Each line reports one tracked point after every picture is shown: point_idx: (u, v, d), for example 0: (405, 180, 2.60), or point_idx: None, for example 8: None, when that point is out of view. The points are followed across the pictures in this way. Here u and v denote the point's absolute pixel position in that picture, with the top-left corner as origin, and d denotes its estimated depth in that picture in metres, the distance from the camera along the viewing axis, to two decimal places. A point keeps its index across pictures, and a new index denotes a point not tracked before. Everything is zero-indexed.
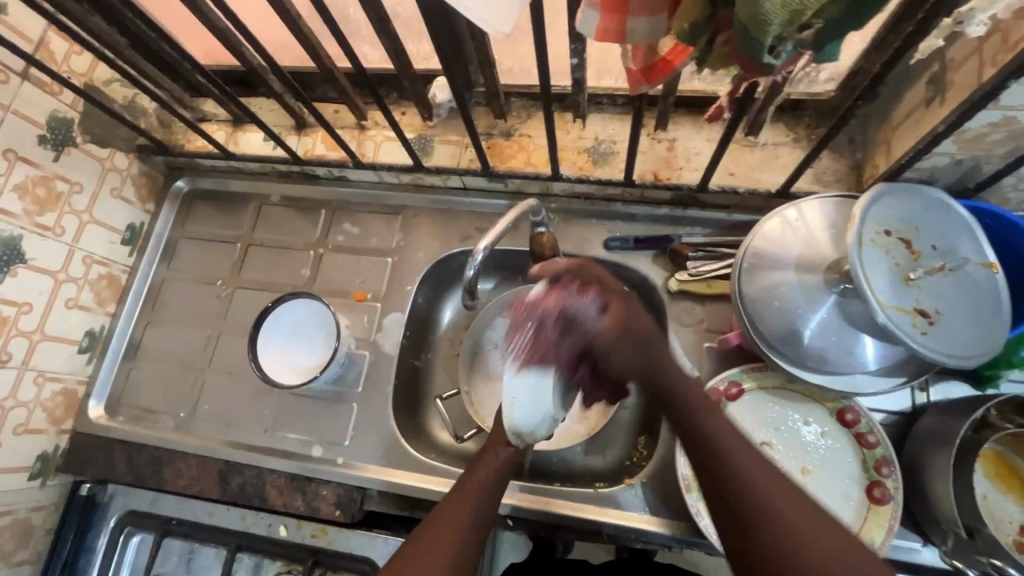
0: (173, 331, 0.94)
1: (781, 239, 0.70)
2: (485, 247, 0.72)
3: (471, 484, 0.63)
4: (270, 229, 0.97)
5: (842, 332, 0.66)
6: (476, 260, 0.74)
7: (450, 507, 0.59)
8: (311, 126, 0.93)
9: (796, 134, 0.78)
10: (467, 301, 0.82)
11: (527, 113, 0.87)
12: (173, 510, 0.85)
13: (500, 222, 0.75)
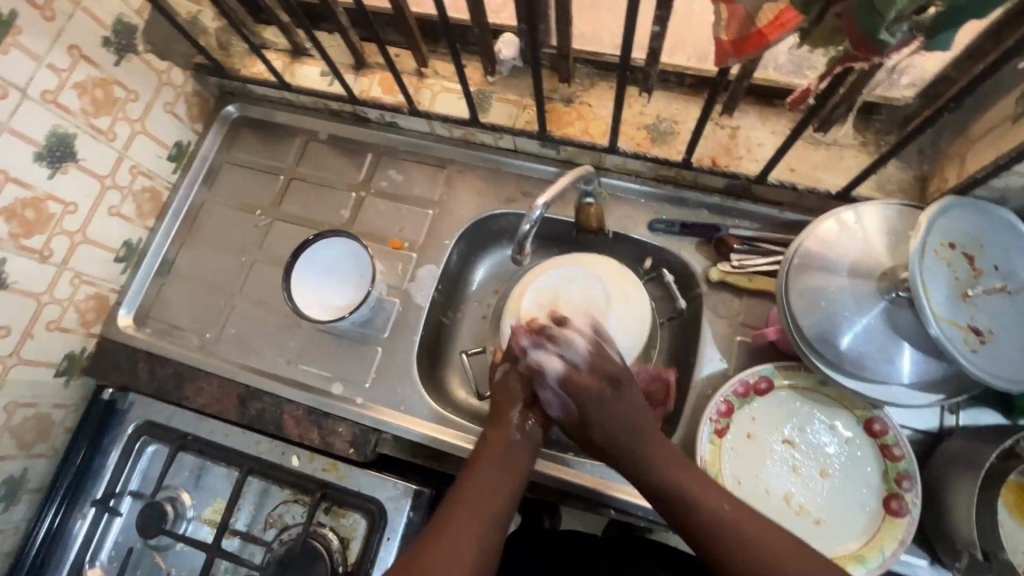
0: (208, 252, 0.95)
1: (838, 240, 0.68)
2: (543, 203, 0.71)
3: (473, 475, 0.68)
4: (315, 166, 0.97)
5: (885, 340, 0.65)
6: (533, 216, 0.73)
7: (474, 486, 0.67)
8: (370, 67, 0.92)
9: (865, 137, 0.76)
10: (515, 254, 0.79)
11: (591, 82, 0.85)
12: (189, 426, 0.85)
13: (558, 180, 0.74)
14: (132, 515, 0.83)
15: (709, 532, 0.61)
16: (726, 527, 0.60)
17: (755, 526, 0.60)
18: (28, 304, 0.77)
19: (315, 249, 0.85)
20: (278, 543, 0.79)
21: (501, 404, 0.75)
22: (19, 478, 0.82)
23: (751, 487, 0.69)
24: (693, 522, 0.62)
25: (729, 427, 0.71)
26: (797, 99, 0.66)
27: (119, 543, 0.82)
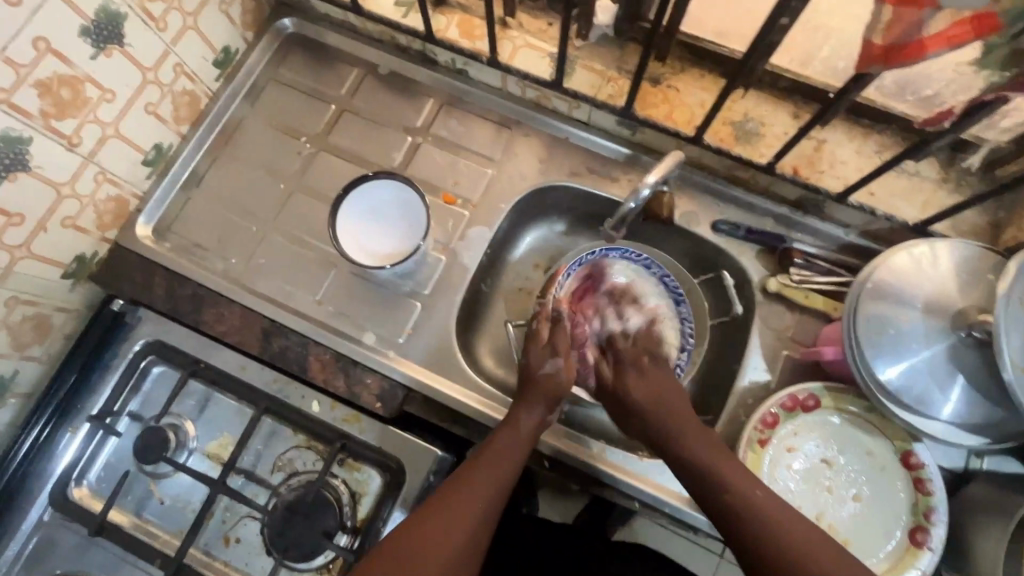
0: (241, 172, 0.88)
1: (913, 274, 0.68)
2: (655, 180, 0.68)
3: (504, 448, 0.70)
4: (371, 101, 0.91)
5: (945, 379, 0.65)
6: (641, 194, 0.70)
7: (487, 467, 0.69)
8: (450, 5, 0.86)
9: (948, 174, 0.76)
10: (608, 226, 0.80)
11: (682, 66, 0.82)
12: (203, 353, 0.80)
13: (664, 160, 0.69)
14: (128, 437, 0.78)
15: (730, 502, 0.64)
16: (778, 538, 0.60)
17: (820, 547, 0.59)
18: (46, 193, 0.69)
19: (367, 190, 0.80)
20: (286, 489, 0.75)
21: (534, 393, 0.74)
22: (9, 379, 0.75)
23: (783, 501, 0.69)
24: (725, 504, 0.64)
25: (771, 437, 0.71)
26: (933, 120, 0.63)
27: (110, 464, 0.78)
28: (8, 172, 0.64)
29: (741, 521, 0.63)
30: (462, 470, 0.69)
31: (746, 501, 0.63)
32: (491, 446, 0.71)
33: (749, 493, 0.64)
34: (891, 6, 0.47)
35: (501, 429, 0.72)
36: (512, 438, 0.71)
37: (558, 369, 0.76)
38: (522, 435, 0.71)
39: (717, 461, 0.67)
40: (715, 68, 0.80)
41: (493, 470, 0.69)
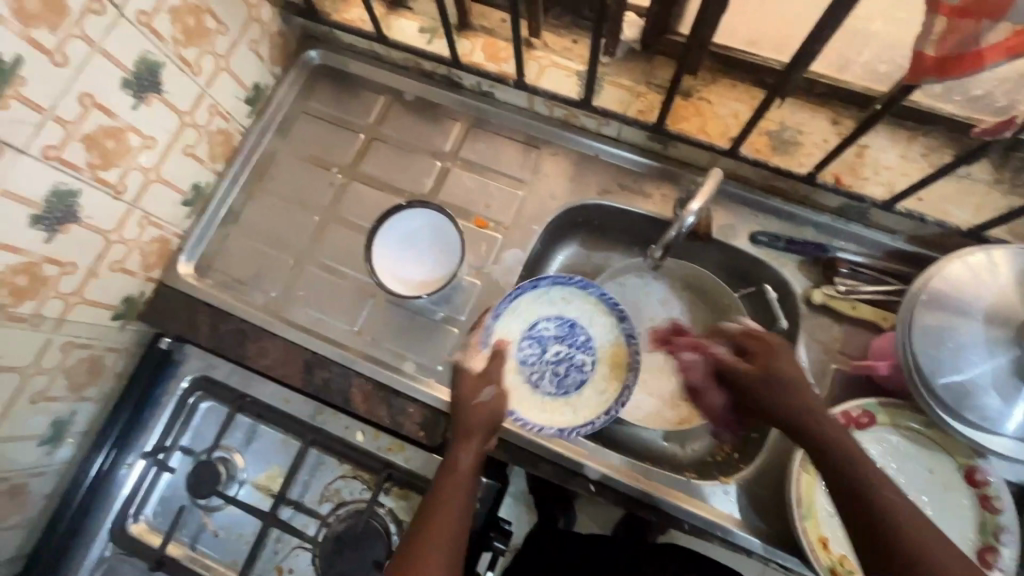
0: (276, 205, 0.89)
1: (971, 281, 0.65)
2: (698, 208, 0.67)
3: (451, 496, 0.67)
4: (399, 127, 0.91)
5: (1013, 395, 0.61)
6: (684, 221, 0.69)
7: (440, 519, 0.65)
8: (474, 30, 0.86)
9: (1000, 175, 0.73)
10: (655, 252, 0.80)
11: (713, 77, 0.80)
12: (249, 387, 0.81)
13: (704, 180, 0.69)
14: (180, 472, 0.81)
15: (851, 484, 0.59)
16: (894, 515, 0.56)
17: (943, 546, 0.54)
18: (95, 241, 0.71)
19: (397, 222, 0.80)
20: (335, 519, 0.76)
21: (466, 427, 0.70)
22: (67, 419, 0.77)
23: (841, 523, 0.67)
24: (843, 480, 0.59)
25: None
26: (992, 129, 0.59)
27: (165, 499, 0.80)
28: (60, 225, 0.66)
29: (857, 496, 0.58)
30: (414, 530, 0.65)
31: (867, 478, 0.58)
32: (435, 496, 0.67)
33: (869, 471, 0.59)
34: (946, 17, 0.45)
35: (439, 477, 0.68)
36: (457, 483, 0.68)
37: (492, 397, 0.74)
38: (463, 475, 0.68)
39: (836, 438, 0.62)
40: (750, 77, 0.78)
41: (445, 523, 0.65)
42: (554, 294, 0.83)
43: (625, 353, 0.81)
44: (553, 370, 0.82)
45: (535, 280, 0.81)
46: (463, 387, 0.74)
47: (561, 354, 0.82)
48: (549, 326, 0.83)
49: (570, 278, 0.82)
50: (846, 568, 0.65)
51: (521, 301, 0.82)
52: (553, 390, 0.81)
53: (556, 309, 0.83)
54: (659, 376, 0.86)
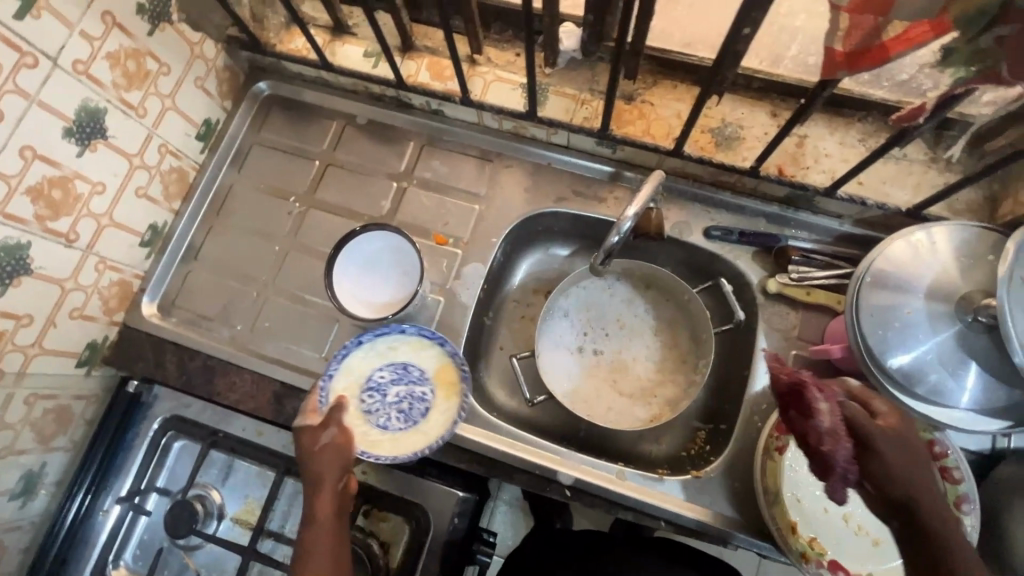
0: (236, 238, 0.90)
1: (912, 261, 0.67)
2: (633, 212, 0.69)
3: (316, 549, 0.64)
4: (353, 151, 0.92)
5: (960, 367, 0.63)
6: (622, 226, 0.71)
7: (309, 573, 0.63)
8: (418, 50, 0.87)
9: (935, 154, 0.75)
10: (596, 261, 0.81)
11: (654, 79, 0.82)
12: (220, 423, 0.82)
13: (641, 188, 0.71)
14: (158, 514, 0.80)
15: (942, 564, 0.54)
16: None
17: None
18: (51, 291, 0.71)
19: (359, 242, 0.81)
20: None
21: (313, 474, 0.67)
22: (37, 472, 0.77)
23: (808, 507, 0.68)
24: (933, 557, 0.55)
25: (788, 444, 0.70)
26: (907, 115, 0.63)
27: (144, 542, 0.80)
28: (11, 279, 0.66)
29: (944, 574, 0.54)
30: None
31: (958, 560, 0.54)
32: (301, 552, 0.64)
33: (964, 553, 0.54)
34: (849, 14, 0.47)
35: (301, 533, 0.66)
36: (318, 534, 0.65)
37: (334, 438, 0.70)
38: (324, 524, 0.65)
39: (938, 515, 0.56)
40: (688, 77, 0.80)
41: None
42: (381, 346, 0.78)
43: (452, 368, 0.77)
44: (397, 409, 0.76)
45: (354, 340, 0.76)
46: (304, 441, 0.69)
47: (402, 394, 0.77)
48: (382, 373, 0.77)
49: (388, 328, 0.77)
50: (815, 551, 0.66)
51: (350, 360, 0.77)
52: (403, 427, 0.75)
53: (386, 356, 0.78)
54: (627, 375, 0.88)
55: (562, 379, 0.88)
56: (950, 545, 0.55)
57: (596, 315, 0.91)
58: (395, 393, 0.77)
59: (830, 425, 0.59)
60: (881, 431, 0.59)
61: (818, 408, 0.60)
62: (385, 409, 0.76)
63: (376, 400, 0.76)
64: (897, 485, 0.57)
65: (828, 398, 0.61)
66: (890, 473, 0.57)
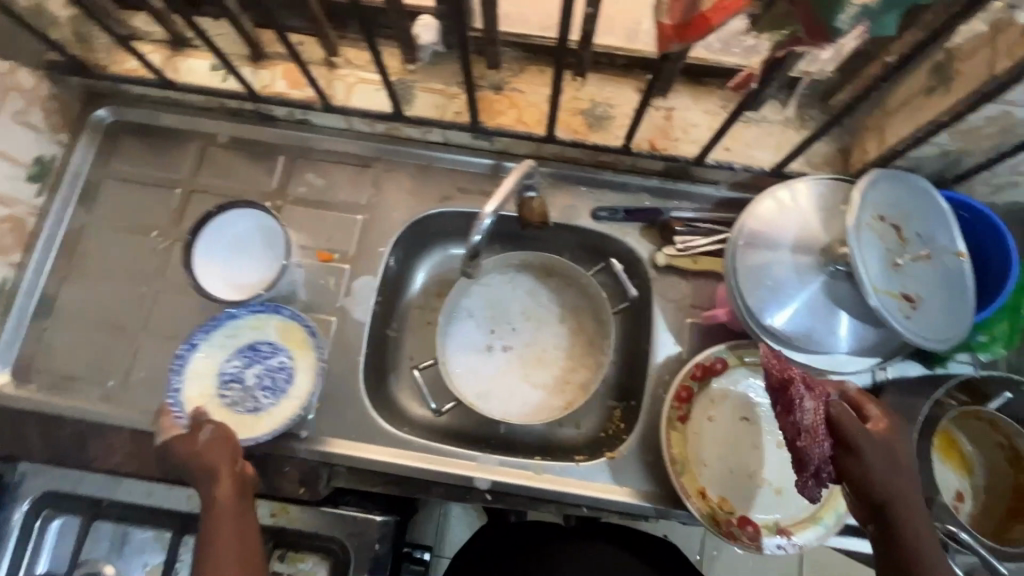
0: (96, 285, 0.81)
1: (779, 218, 0.70)
2: (492, 211, 0.66)
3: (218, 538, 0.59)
4: (217, 173, 0.85)
5: (827, 313, 0.67)
6: (483, 225, 0.67)
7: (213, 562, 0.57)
8: (270, 58, 0.81)
9: (789, 114, 0.78)
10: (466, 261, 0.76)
11: (520, 66, 0.81)
12: (103, 491, 0.73)
13: (503, 183, 0.69)
14: None
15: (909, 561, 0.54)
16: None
17: None
18: None
19: (219, 223, 0.76)
20: None
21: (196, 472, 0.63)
22: None
23: (716, 470, 0.71)
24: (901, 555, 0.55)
25: (690, 412, 0.73)
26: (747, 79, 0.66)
27: None
28: None
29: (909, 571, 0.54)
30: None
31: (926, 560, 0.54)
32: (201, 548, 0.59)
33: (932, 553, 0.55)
34: None
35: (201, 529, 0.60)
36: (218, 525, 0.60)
37: (212, 433, 0.66)
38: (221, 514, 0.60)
39: (911, 516, 0.56)
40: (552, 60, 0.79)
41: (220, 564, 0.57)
42: (222, 337, 0.75)
43: (296, 326, 0.76)
44: (260, 390, 0.73)
45: (188, 343, 0.73)
46: (180, 450, 0.65)
47: (259, 373, 0.74)
48: (232, 363, 0.74)
49: (219, 318, 0.75)
50: (725, 510, 0.68)
51: (194, 362, 0.73)
52: (274, 401, 0.73)
53: (231, 345, 0.75)
54: (539, 366, 0.87)
55: (474, 380, 0.86)
56: (918, 546, 0.55)
57: (499, 309, 0.89)
58: (253, 375, 0.74)
59: (810, 423, 0.56)
60: (865, 435, 0.57)
61: (802, 404, 0.56)
62: (249, 395, 0.73)
63: (236, 390, 0.73)
64: (875, 490, 0.56)
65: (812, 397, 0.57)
66: (870, 478, 0.56)
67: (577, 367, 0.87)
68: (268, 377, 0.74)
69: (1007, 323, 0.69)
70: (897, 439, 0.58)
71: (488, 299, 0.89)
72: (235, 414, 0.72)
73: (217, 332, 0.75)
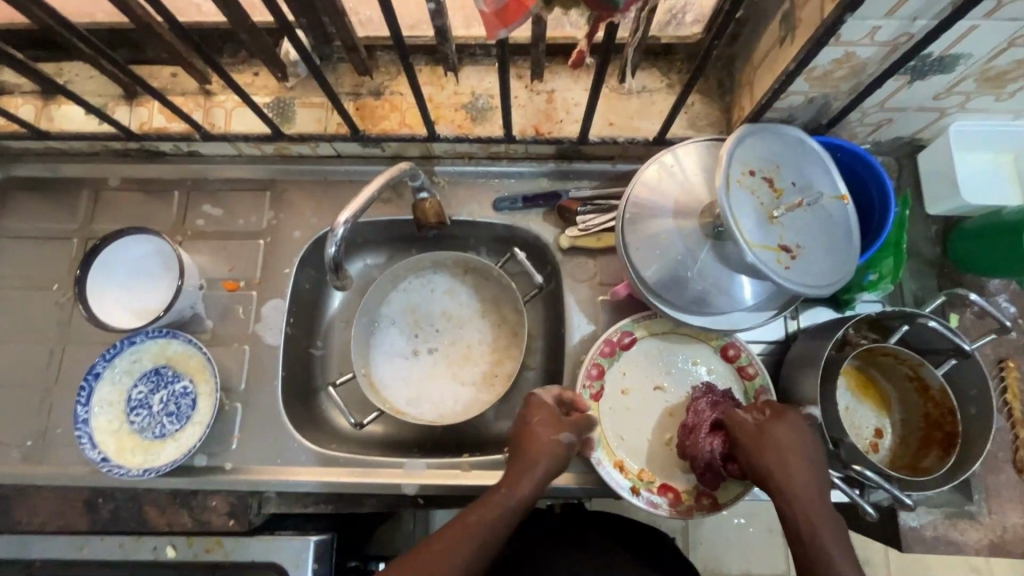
0: (2, 346, 0.80)
1: (661, 185, 0.70)
2: (344, 220, 0.68)
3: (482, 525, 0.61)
4: (112, 216, 0.84)
5: (719, 274, 0.68)
6: (336, 236, 0.70)
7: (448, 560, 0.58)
8: (144, 94, 0.80)
9: (669, 79, 0.78)
10: (330, 280, 0.75)
11: (396, 68, 0.80)
12: (32, 550, 0.70)
13: (369, 187, 0.71)
14: None
15: (793, 534, 0.59)
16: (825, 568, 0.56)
17: None
18: None
19: (114, 253, 0.77)
20: None
21: (519, 461, 0.65)
22: None
23: (635, 441, 0.73)
24: (789, 530, 0.60)
25: (603, 388, 0.74)
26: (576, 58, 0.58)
27: None
28: None
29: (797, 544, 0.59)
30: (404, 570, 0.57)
31: (810, 534, 0.58)
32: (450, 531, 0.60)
33: (816, 528, 0.58)
34: None
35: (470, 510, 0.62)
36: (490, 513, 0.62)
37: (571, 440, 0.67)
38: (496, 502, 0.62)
39: (800, 497, 0.60)
40: (427, 59, 0.79)
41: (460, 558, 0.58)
42: (124, 365, 0.77)
43: (195, 352, 0.77)
44: (165, 414, 0.76)
45: (89, 373, 0.74)
46: (526, 436, 0.67)
47: (165, 399, 0.76)
48: (139, 389, 0.76)
49: (118, 346, 0.76)
50: (646, 481, 0.72)
51: (99, 393, 0.75)
52: (179, 427, 0.75)
53: (138, 372, 0.77)
54: (466, 363, 0.87)
55: (402, 388, 0.85)
56: (809, 522, 0.59)
57: (420, 312, 0.89)
58: (159, 401, 0.76)
59: (700, 421, 0.70)
60: (748, 426, 0.64)
61: (699, 408, 0.71)
62: (155, 420, 0.76)
63: (142, 416, 0.76)
64: (757, 470, 0.62)
65: (706, 409, 0.70)
66: (752, 459, 0.63)
67: (502, 359, 0.87)
68: (174, 401, 0.76)
69: (892, 258, 0.70)
70: (788, 428, 0.63)
71: (405, 303, 0.89)
72: (144, 440, 0.75)
73: (122, 361, 0.77)
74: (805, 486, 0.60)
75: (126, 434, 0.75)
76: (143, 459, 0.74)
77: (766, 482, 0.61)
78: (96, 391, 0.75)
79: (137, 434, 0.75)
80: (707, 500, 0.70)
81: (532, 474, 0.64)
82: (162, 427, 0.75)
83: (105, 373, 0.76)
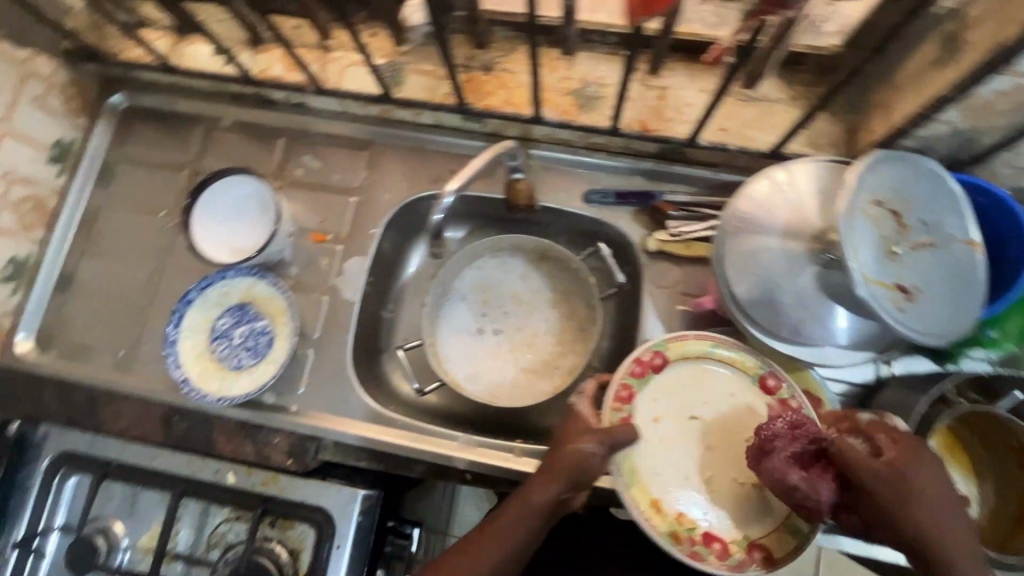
0: (109, 260, 0.86)
1: (771, 202, 0.66)
2: (452, 190, 0.67)
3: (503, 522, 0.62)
4: (220, 155, 0.88)
5: (818, 304, 0.64)
6: (443, 204, 0.69)
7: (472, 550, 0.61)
8: (268, 42, 0.84)
9: (793, 91, 0.74)
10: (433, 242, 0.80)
11: (510, 46, 0.80)
12: (111, 452, 0.77)
13: (472, 163, 0.69)
14: (60, 554, 0.76)
15: None
16: None
17: None
18: None
19: (219, 189, 0.81)
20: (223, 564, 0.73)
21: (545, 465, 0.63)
22: None
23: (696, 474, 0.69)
24: None
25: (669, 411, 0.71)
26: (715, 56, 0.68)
27: None
28: None
29: None
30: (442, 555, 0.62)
31: None
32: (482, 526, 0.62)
33: None
34: None
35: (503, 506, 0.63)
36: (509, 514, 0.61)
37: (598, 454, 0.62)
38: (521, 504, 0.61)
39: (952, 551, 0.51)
40: (543, 39, 0.78)
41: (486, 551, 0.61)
42: (212, 296, 0.81)
43: (278, 294, 0.80)
44: (245, 347, 0.80)
45: (183, 299, 0.79)
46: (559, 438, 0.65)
47: (245, 333, 0.80)
48: (223, 320, 0.81)
49: (211, 278, 0.80)
50: (686, 528, 0.66)
51: (188, 319, 0.80)
52: (254, 361, 0.79)
53: (224, 305, 0.81)
54: (529, 351, 0.87)
55: (462, 363, 0.86)
56: None
57: (492, 292, 0.89)
58: (240, 334, 0.80)
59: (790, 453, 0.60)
60: (879, 468, 0.53)
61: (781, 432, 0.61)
62: (234, 351, 0.80)
63: (224, 345, 0.80)
64: (901, 524, 0.52)
65: (786, 436, 0.61)
66: (892, 512, 0.53)
67: (566, 353, 0.86)
68: (253, 337, 0.80)
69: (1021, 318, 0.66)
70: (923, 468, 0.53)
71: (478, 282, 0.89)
72: (223, 368, 0.79)
73: (211, 293, 0.81)
74: (956, 536, 0.52)
75: (207, 359, 0.80)
76: (219, 386, 0.79)
77: (911, 538, 0.52)
78: (185, 315, 0.80)
79: (218, 361, 0.80)
80: (761, 554, 0.65)
81: (551, 480, 0.61)
82: (240, 359, 0.79)
83: (193, 305, 0.80)
